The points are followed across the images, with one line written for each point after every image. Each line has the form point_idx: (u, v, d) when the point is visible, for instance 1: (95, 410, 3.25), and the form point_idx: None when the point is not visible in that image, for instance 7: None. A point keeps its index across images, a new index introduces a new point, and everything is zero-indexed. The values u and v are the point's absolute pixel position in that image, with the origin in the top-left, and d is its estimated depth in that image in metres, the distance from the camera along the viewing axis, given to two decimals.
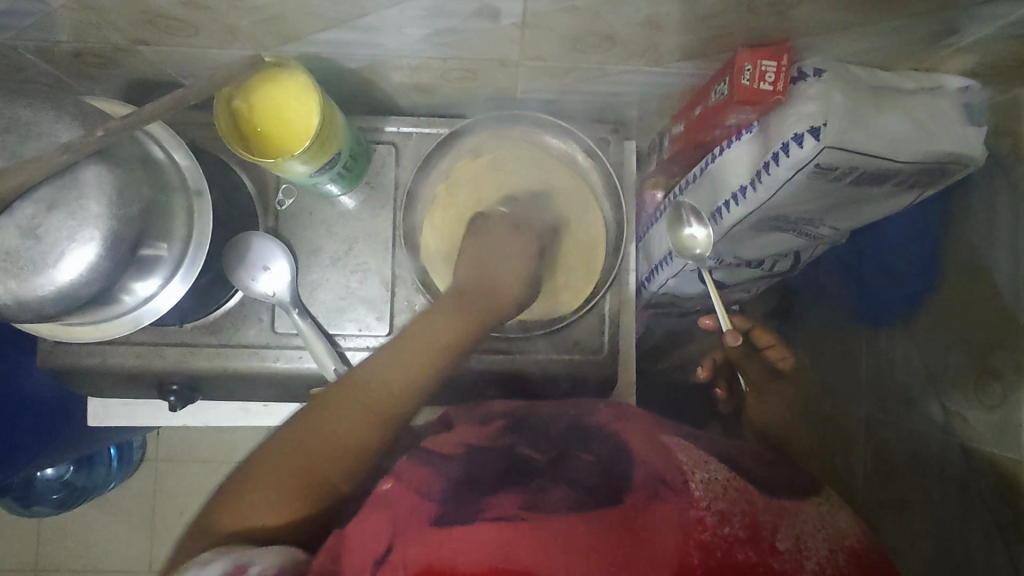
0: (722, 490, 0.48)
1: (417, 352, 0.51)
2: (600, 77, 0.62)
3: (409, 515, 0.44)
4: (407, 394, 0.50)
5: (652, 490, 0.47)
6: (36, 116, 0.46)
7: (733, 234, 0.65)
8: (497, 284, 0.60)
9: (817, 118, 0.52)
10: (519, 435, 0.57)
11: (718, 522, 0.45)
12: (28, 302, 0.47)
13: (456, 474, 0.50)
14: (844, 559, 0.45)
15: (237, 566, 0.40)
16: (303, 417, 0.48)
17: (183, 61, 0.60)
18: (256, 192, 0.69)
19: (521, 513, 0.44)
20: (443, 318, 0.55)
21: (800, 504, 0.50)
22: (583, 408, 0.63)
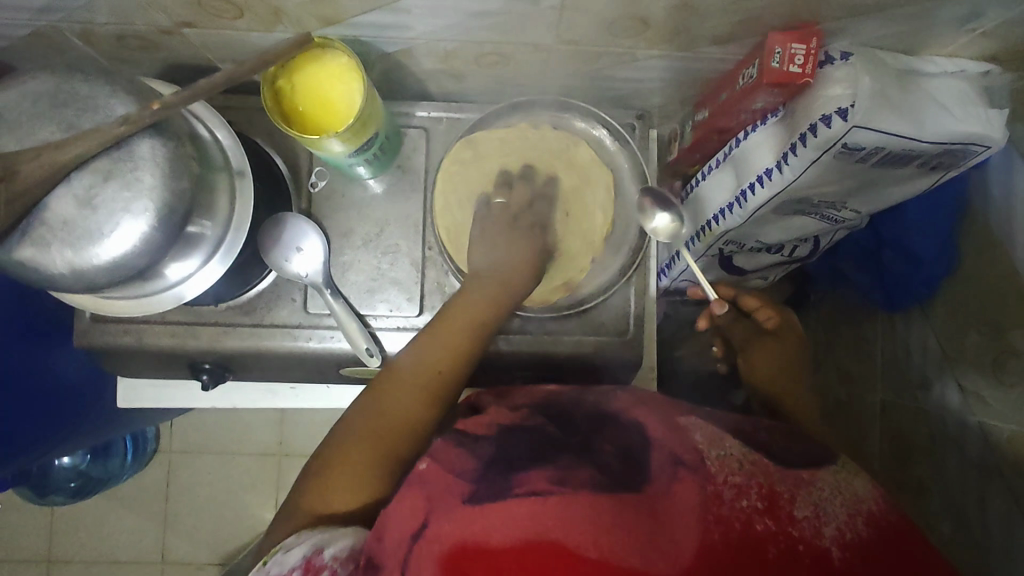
0: (739, 465, 0.46)
1: (451, 335, 0.59)
2: (629, 62, 0.64)
3: (443, 493, 0.46)
4: (448, 369, 0.58)
5: (672, 470, 0.46)
6: (93, 91, 0.48)
7: (757, 218, 0.67)
8: (516, 259, 0.65)
9: (845, 99, 0.53)
10: (550, 419, 0.57)
11: (736, 495, 0.44)
12: (81, 271, 0.48)
13: (486, 455, 0.50)
14: (864, 524, 0.43)
15: (315, 549, 0.45)
16: (363, 409, 0.55)
17: (224, 43, 0.61)
18: (289, 175, 0.70)
19: (550, 489, 0.44)
20: (471, 298, 0.62)
21: (817, 473, 0.48)
22: (598, 395, 0.60)
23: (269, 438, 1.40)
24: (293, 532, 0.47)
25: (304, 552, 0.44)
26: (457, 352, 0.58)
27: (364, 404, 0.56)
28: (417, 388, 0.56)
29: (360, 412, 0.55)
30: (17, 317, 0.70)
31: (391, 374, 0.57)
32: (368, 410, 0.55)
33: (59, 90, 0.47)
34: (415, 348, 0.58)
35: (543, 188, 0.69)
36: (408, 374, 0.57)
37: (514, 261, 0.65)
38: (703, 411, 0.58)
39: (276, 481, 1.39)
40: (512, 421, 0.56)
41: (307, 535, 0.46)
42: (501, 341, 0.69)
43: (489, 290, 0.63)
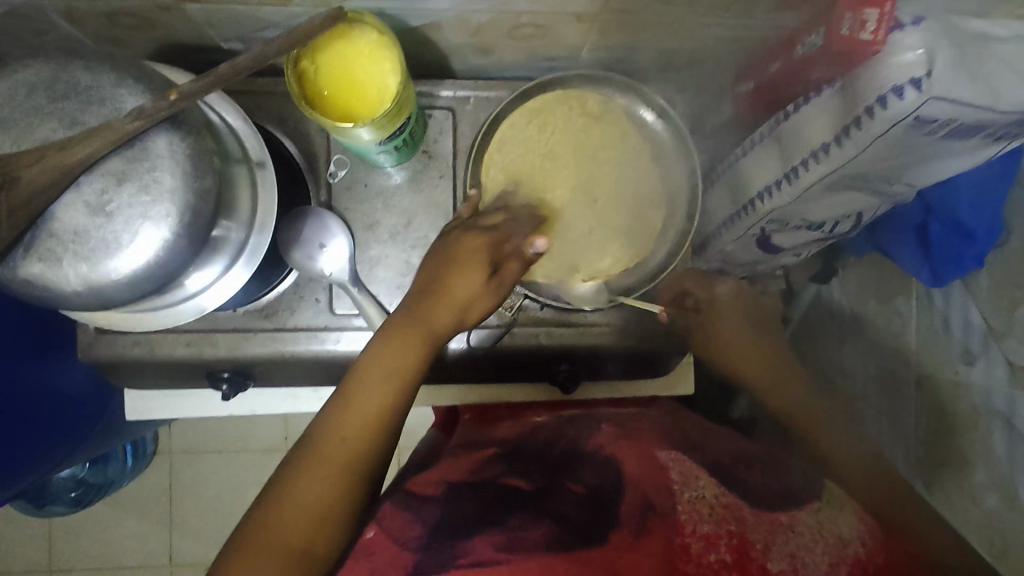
0: (710, 511, 0.50)
1: (360, 401, 0.51)
2: (675, 31, 0.59)
3: (387, 565, 0.48)
4: (363, 442, 0.50)
5: (642, 517, 0.49)
6: (97, 80, 0.42)
7: (808, 196, 0.63)
8: (452, 287, 0.55)
9: (919, 68, 0.49)
10: (509, 467, 0.57)
11: (704, 548, 0.47)
12: (99, 288, 0.42)
13: (432, 519, 0.51)
14: (846, 571, 0.47)
15: None
16: (263, 506, 0.48)
17: (231, 19, 0.55)
18: (306, 165, 0.64)
19: (495, 558, 0.46)
20: (391, 346, 0.53)
21: (796, 513, 0.51)
22: (581, 433, 0.63)
23: (275, 434, 1.35)
24: None
25: None
26: (374, 420, 0.51)
27: (264, 497, 0.49)
28: (325, 466, 0.49)
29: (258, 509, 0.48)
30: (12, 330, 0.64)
31: (303, 453, 0.50)
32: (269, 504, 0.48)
33: (57, 80, 0.41)
34: (329, 414, 0.51)
35: (564, 187, 0.63)
36: (316, 453, 0.50)
37: (453, 302, 0.55)
38: (683, 441, 0.61)
39: None
40: (466, 474, 0.57)
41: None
42: (543, 336, 0.66)
43: (410, 333, 0.54)
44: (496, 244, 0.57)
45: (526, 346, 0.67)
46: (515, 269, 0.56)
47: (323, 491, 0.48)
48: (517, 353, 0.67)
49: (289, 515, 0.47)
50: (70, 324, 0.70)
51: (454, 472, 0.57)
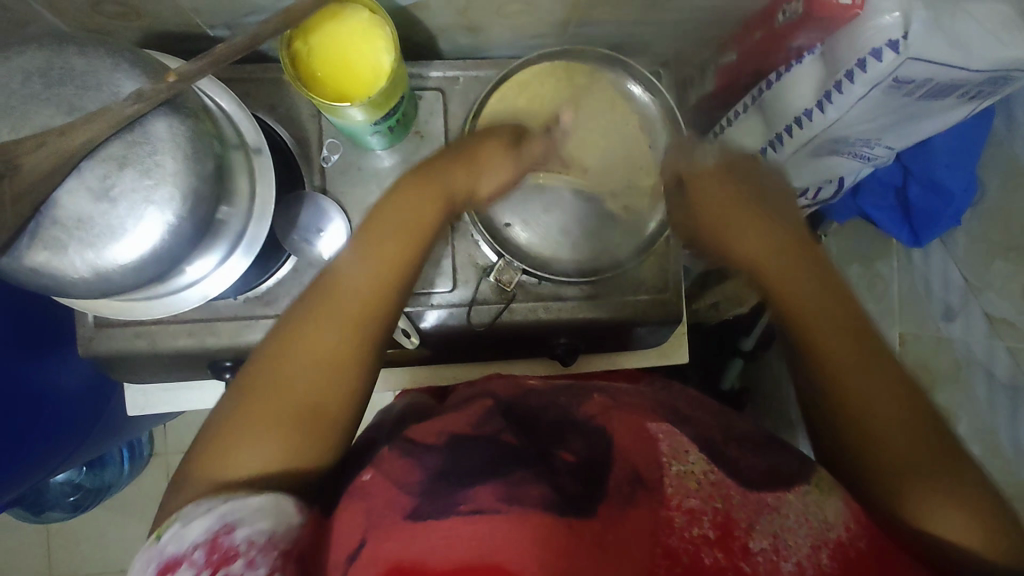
0: (697, 486, 0.44)
1: (389, 244, 0.51)
2: (661, 3, 0.60)
3: (386, 507, 0.42)
4: (377, 287, 0.50)
5: (628, 491, 0.44)
6: (93, 66, 0.42)
7: (791, 162, 0.66)
8: (478, 160, 0.58)
9: (895, 31, 0.51)
10: (510, 424, 0.49)
11: (688, 522, 0.43)
12: (106, 275, 0.43)
13: (433, 466, 0.44)
14: (828, 557, 0.41)
15: (224, 524, 0.38)
16: (269, 355, 0.47)
17: (217, 4, 0.54)
18: (298, 151, 0.65)
19: (497, 507, 0.41)
20: (413, 197, 0.54)
21: (785, 494, 0.45)
22: (570, 399, 0.55)
23: None
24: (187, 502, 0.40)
25: (205, 528, 0.38)
26: (398, 261, 0.51)
27: (273, 344, 0.48)
28: (339, 317, 0.48)
29: (270, 352, 0.47)
30: (11, 326, 0.64)
31: (313, 301, 0.49)
32: (282, 348, 0.47)
33: (53, 66, 0.41)
34: (345, 270, 0.50)
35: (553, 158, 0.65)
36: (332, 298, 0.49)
37: (479, 168, 0.59)
38: (677, 415, 0.55)
39: None
40: (469, 426, 0.48)
41: (222, 501, 0.40)
42: (542, 311, 0.67)
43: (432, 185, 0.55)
44: (517, 129, 0.63)
45: (525, 322, 0.67)
46: (536, 146, 0.63)
47: (337, 341, 0.47)
48: (516, 328, 0.68)
49: (304, 366, 0.46)
50: (68, 322, 0.71)
51: (456, 421, 0.49)
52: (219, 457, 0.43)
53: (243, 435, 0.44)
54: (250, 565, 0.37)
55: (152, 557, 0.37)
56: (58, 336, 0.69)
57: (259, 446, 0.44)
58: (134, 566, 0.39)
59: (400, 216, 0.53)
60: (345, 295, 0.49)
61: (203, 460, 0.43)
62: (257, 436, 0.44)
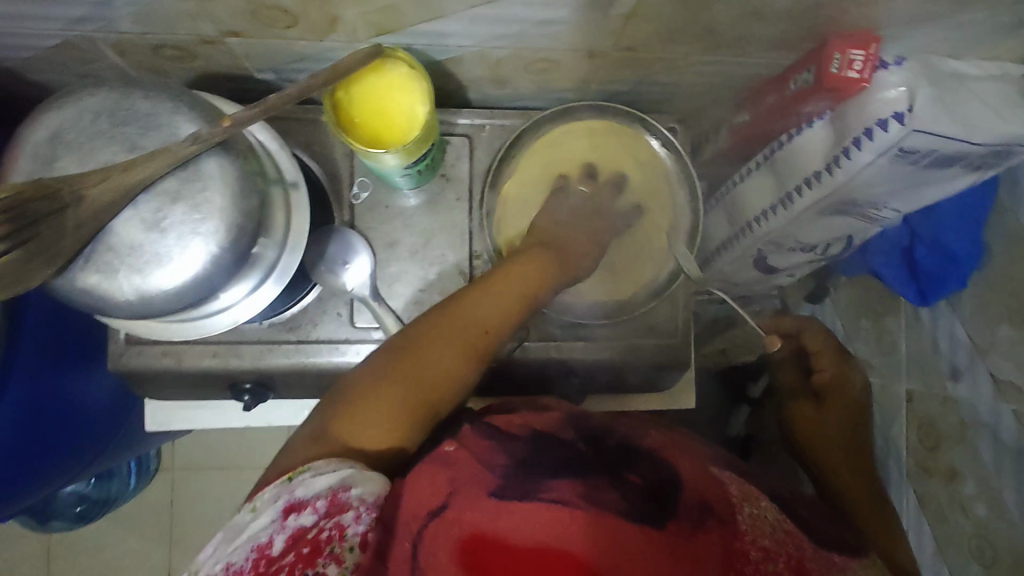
0: (771, 530, 0.46)
1: (525, 275, 0.59)
2: (680, 67, 0.64)
3: (469, 481, 0.46)
4: (498, 329, 0.56)
5: (701, 514, 0.45)
6: (155, 108, 0.46)
7: (800, 220, 0.68)
8: (568, 247, 0.64)
9: (902, 103, 0.54)
10: (581, 434, 0.54)
11: (763, 559, 0.43)
12: (152, 298, 0.46)
13: (517, 455, 0.50)
14: None
15: (340, 483, 0.44)
16: (395, 355, 0.53)
17: (267, 52, 0.59)
18: (330, 187, 0.68)
19: (579, 503, 0.44)
20: (522, 268, 0.59)
21: (852, 563, 0.47)
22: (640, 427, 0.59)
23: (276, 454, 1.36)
24: (316, 457, 0.47)
25: (329, 484, 0.44)
26: (530, 295, 0.59)
27: (412, 338, 0.54)
28: (463, 343, 0.54)
29: (406, 345, 0.53)
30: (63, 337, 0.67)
31: (433, 323, 0.55)
32: (413, 351, 0.53)
33: (119, 108, 0.45)
34: (488, 292, 0.57)
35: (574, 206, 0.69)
36: (464, 322, 0.55)
37: (569, 244, 0.64)
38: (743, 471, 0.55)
39: None
40: (546, 426, 0.54)
41: (340, 464, 0.46)
42: (554, 350, 0.69)
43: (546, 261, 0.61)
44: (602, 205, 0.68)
45: (537, 359, 0.69)
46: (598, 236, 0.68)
47: (455, 361, 0.54)
48: (527, 365, 0.70)
49: (422, 374, 0.52)
50: (102, 335, 0.73)
51: (533, 421, 0.55)
52: (341, 425, 0.49)
53: (366, 418, 0.50)
54: (358, 518, 0.43)
55: (284, 494, 0.44)
56: (95, 348, 0.72)
57: (372, 430, 0.49)
58: (261, 496, 0.45)
59: (519, 274, 0.59)
60: (485, 312, 0.56)
61: (330, 424, 0.50)
62: (379, 422, 0.50)
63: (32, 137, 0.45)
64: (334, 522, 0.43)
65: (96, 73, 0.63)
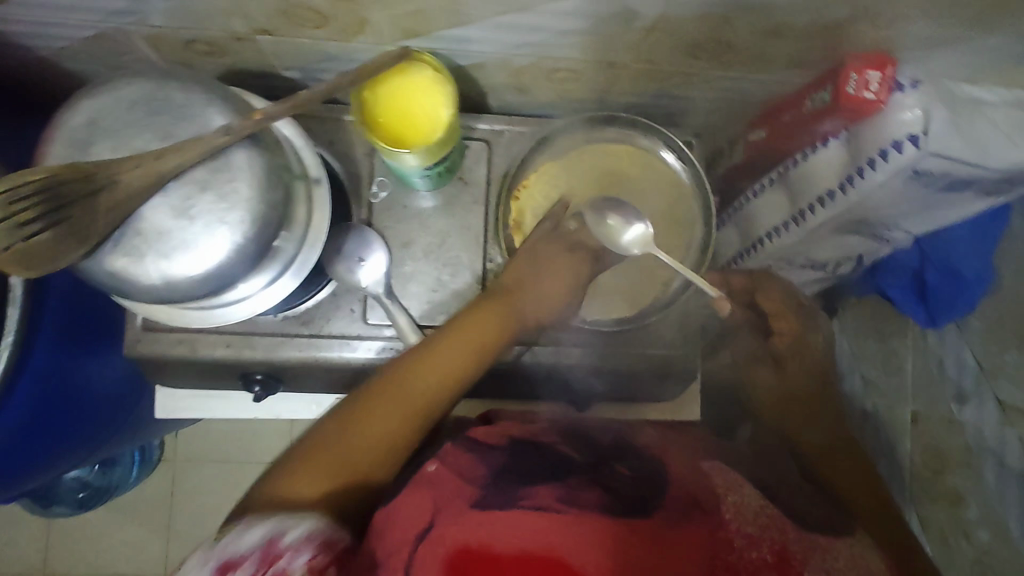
0: (756, 516, 0.48)
1: (473, 333, 0.59)
2: (699, 82, 0.66)
3: (451, 496, 0.47)
4: (438, 392, 0.56)
5: (687, 509, 0.48)
6: (189, 99, 0.47)
7: (811, 237, 0.69)
8: (523, 299, 0.64)
9: (917, 126, 0.55)
10: (563, 439, 0.57)
11: (747, 545, 0.46)
12: (178, 283, 0.47)
13: (497, 463, 0.51)
14: None
15: (270, 535, 0.42)
16: (334, 420, 0.53)
17: (296, 51, 0.61)
18: (350, 185, 0.70)
19: (559, 506, 0.47)
20: (476, 329, 0.60)
21: (833, 541, 0.50)
22: (627, 431, 0.62)
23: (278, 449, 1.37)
24: (239, 515, 0.45)
25: (261, 535, 0.42)
26: (475, 359, 0.59)
27: (351, 406, 0.54)
28: (403, 407, 0.54)
29: (346, 411, 0.54)
30: (85, 322, 0.67)
31: (374, 387, 0.55)
32: (352, 417, 0.53)
33: (154, 98, 0.46)
34: (431, 353, 0.57)
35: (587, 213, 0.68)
36: (403, 385, 0.55)
37: (530, 293, 0.64)
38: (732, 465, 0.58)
39: None
40: (526, 433, 0.57)
41: (265, 518, 0.44)
42: (562, 355, 0.69)
43: (496, 321, 0.62)
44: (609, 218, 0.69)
45: (545, 363, 0.69)
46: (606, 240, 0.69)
47: (392, 426, 0.53)
48: (536, 368, 0.71)
49: (359, 439, 0.52)
50: (121, 322, 0.74)
51: (512, 429, 0.57)
52: (268, 490, 0.48)
53: (298, 478, 0.49)
54: (298, 555, 0.41)
55: (213, 558, 0.40)
56: (113, 334, 0.73)
57: (304, 485, 0.49)
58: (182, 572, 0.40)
59: (468, 334, 0.59)
60: (426, 378, 0.56)
61: (264, 487, 0.49)
62: (308, 485, 0.49)
63: (69, 123, 0.46)
64: (274, 569, 0.40)
65: (127, 65, 0.65)
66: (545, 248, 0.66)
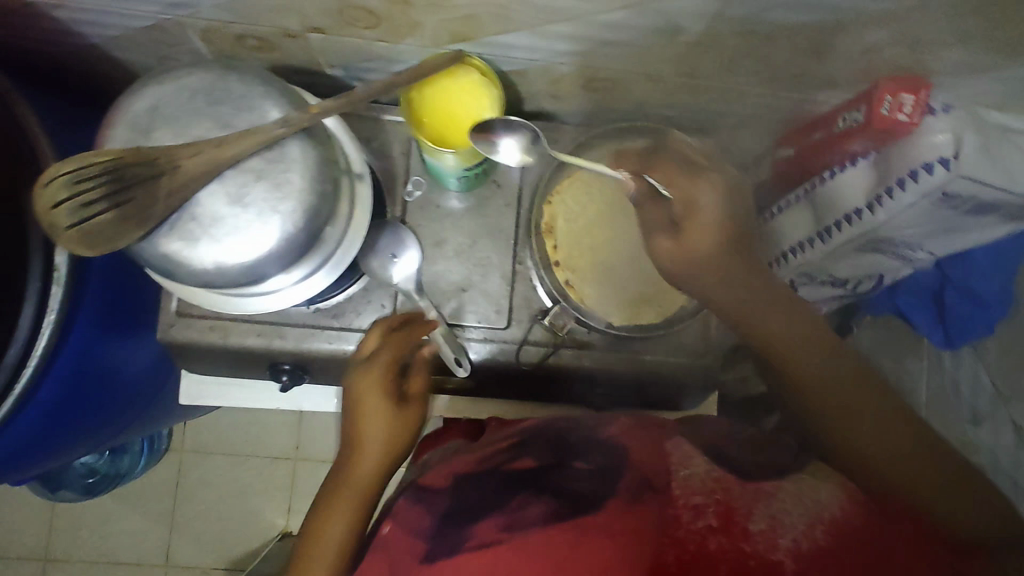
0: (700, 484, 0.49)
1: (343, 499, 0.59)
2: (733, 97, 0.67)
3: (403, 554, 0.53)
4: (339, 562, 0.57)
5: (636, 492, 0.49)
6: (249, 91, 0.48)
7: (834, 255, 0.70)
8: (364, 425, 0.60)
9: (948, 149, 0.56)
10: (514, 451, 0.59)
11: (693, 516, 0.47)
12: (227, 269, 0.48)
13: (441, 508, 0.55)
14: (823, 533, 0.46)
15: None
16: None
17: (344, 50, 0.62)
18: (385, 183, 0.71)
19: (501, 535, 0.49)
20: (346, 502, 0.58)
21: (779, 483, 0.50)
22: (594, 422, 0.61)
23: (285, 444, 1.37)
24: None
25: None
26: (355, 511, 0.58)
27: None
28: None
29: None
30: (122, 304, 0.68)
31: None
32: None
33: (215, 88, 0.48)
34: (319, 531, 0.58)
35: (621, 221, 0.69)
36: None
37: (364, 431, 0.60)
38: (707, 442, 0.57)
39: (290, 486, 1.37)
40: (476, 460, 0.59)
41: None
42: (587, 359, 0.71)
43: (353, 477, 0.60)
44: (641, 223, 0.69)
45: (570, 366, 0.71)
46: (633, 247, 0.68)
47: None
48: (560, 370, 0.72)
49: None
50: (155, 307, 0.75)
51: (464, 461, 0.60)
52: None
53: None
54: None
55: None
56: (147, 319, 0.73)
57: None
58: None
59: (346, 495, 0.59)
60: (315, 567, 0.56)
61: None
62: None
63: (132, 109, 0.47)
64: None
65: (175, 56, 0.66)
66: (573, 253, 0.69)
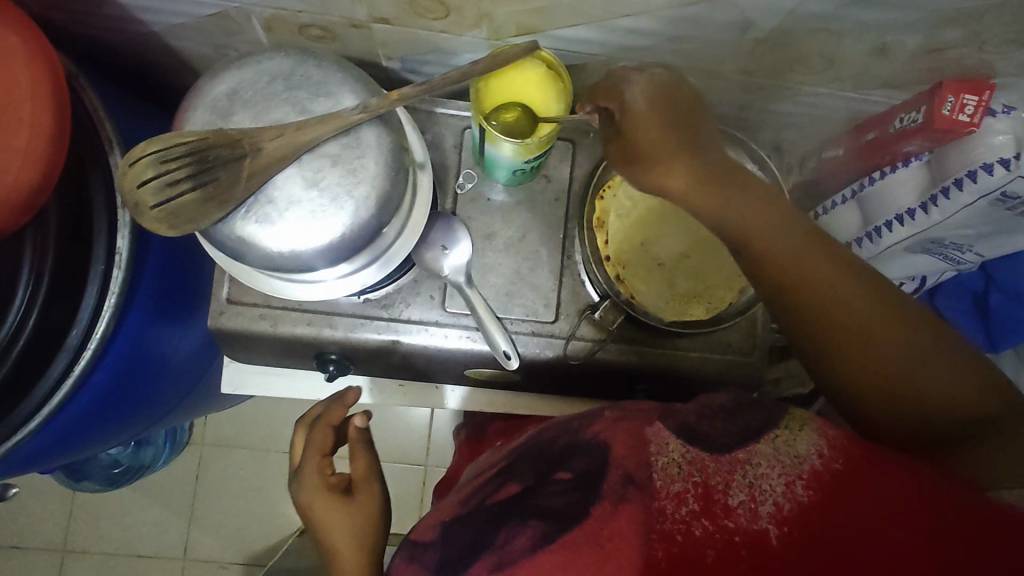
0: (679, 467, 0.44)
1: None
2: (786, 95, 0.67)
3: None
4: None
5: (621, 490, 0.44)
6: (327, 77, 0.49)
7: (884, 255, 0.70)
8: (324, 530, 0.60)
9: (1009, 148, 0.56)
10: (503, 475, 0.53)
11: (675, 504, 0.42)
12: (303, 254, 0.48)
13: (435, 561, 0.51)
14: (804, 489, 0.41)
15: None
16: None
17: (407, 41, 0.63)
18: (437, 175, 0.71)
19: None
20: None
21: (752, 443, 0.44)
22: (582, 422, 0.52)
23: None
24: None
25: None
26: None
27: None
28: None
29: None
30: (177, 293, 0.68)
31: None
32: None
33: (294, 74, 0.48)
34: None
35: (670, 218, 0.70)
36: None
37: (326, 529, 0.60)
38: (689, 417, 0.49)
39: None
40: (467, 496, 0.54)
41: None
42: (634, 353, 0.71)
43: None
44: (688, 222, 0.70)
45: (617, 361, 0.71)
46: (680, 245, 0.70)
47: None
48: (606, 365, 0.72)
49: None
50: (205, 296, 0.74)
51: (451, 505, 0.55)
52: None
53: None
54: None
55: None
56: (198, 309, 0.73)
57: None
58: None
59: None
60: None
61: None
62: None
63: (211, 93, 0.48)
64: None
65: (234, 45, 0.67)
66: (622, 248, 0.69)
